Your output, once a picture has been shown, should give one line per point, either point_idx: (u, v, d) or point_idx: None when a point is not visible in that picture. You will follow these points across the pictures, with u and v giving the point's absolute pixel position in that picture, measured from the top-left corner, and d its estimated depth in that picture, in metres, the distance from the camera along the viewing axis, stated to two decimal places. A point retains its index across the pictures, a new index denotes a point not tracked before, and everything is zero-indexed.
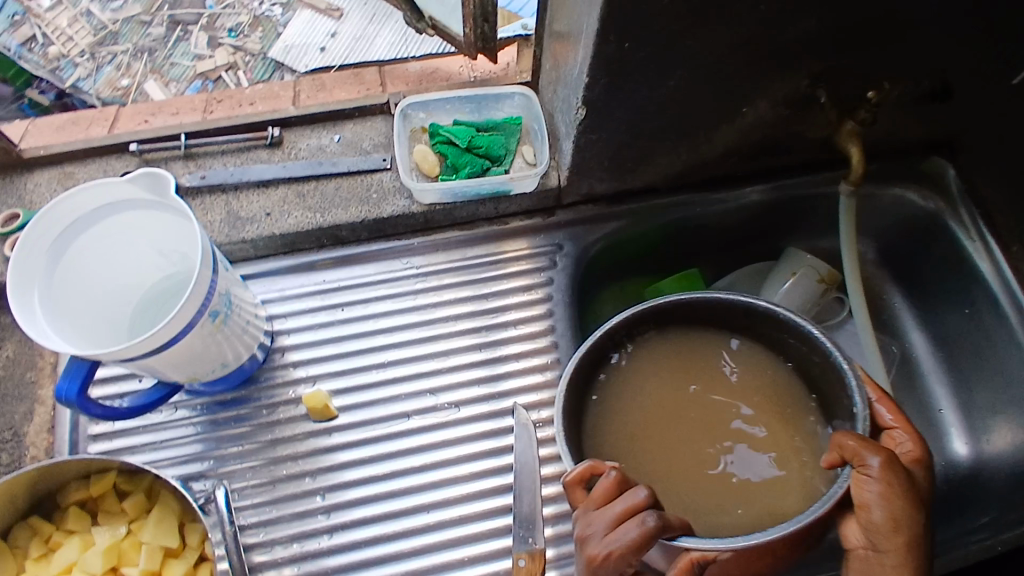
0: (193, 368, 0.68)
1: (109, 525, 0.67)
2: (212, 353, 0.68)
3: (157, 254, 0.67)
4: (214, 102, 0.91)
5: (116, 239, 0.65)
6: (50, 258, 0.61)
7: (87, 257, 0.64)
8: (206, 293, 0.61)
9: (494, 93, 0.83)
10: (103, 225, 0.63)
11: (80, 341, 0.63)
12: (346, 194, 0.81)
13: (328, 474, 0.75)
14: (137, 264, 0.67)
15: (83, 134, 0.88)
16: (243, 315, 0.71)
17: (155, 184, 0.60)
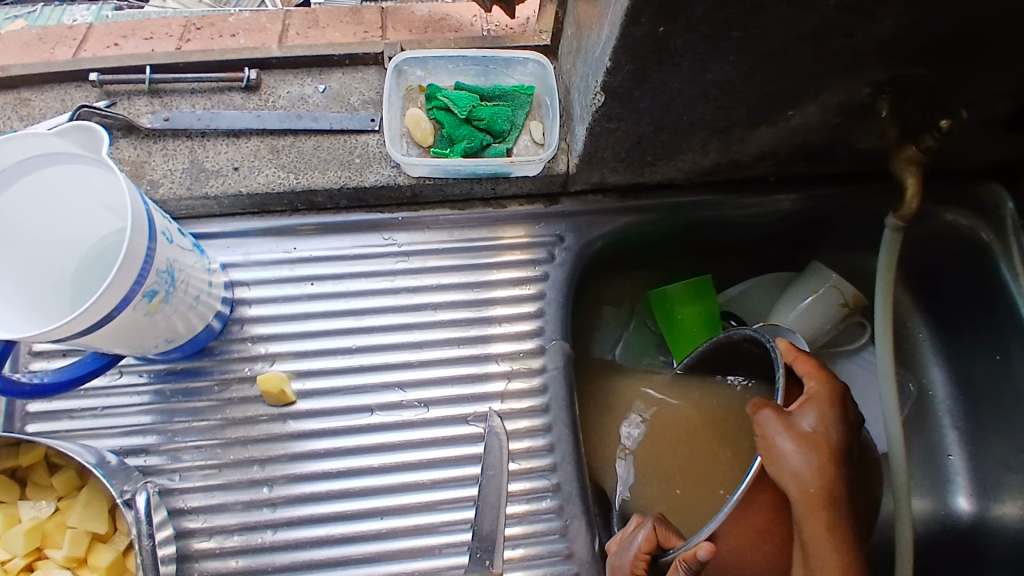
0: (136, 345, 0.61)
1: (36, 500, 0.62)
2: (158, 329, 0.61)
3: (99, 211, 0.60)
4: (192, 29, 0.80)
5: (47, 196, 0.57)
6: None
7: (15, 216, 0.57)
8: (142, 270, 0.53)
9: (504, 56, 0.72)
10: (30, 180, 0.56)
11: (10, 310, 0.56)
12: (326, 155, 0.72)
13: (279, 464, 0.69)
14: (75, 224, 0.60)
15: (47, 56, 0.79)
16: (193, 288, 0.63)
17: (90, 141, 0.53)
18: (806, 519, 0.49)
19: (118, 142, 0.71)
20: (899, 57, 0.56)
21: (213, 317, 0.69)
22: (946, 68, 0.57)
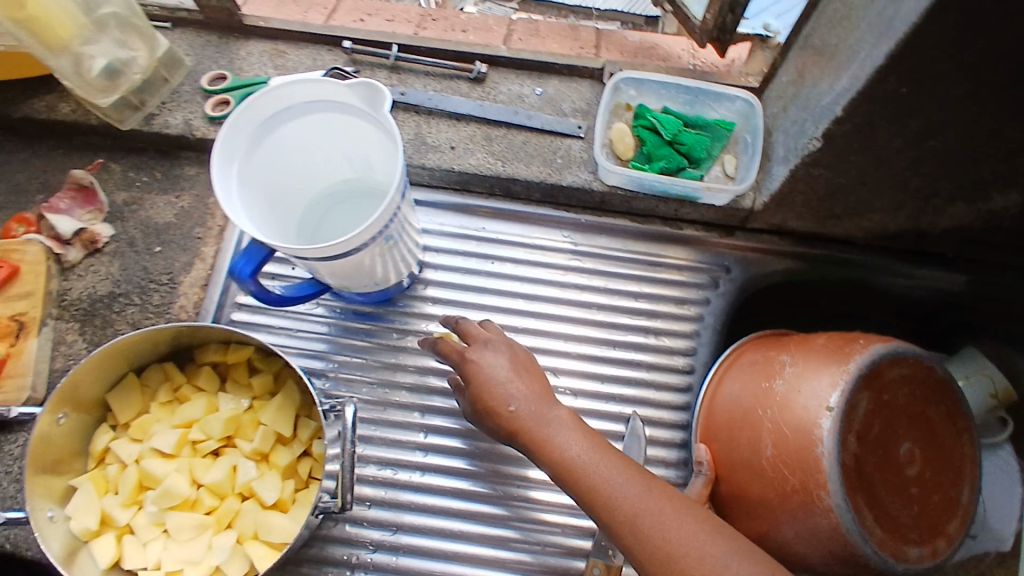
0: (348, 279, 0.70)
1: (234, 395, 0.71)
2: (368, 271, 0.69)
3: (344, 159, 0.68)
4: (428, 20, 0.89)
5: (307, 138, 0.65)
6: (251, 143, 0.61)
7: (279, 150, 0.64)
8: (391, 218, 0.62)
9: (716, 91, 0.77)
10: (301, 123, 0.63)
11: (263, 223, 0.64)
12: (532, 150, 0.79)
13: (436, 416, 0.76)
14: (321, 166, 0.68)
15: (301, 17, 0.88)
16: (405, 244, 0.71)
17: (370, 96, 0.59)
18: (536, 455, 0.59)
19: None
20: None
21: (406, 273, 0.77)
22: None
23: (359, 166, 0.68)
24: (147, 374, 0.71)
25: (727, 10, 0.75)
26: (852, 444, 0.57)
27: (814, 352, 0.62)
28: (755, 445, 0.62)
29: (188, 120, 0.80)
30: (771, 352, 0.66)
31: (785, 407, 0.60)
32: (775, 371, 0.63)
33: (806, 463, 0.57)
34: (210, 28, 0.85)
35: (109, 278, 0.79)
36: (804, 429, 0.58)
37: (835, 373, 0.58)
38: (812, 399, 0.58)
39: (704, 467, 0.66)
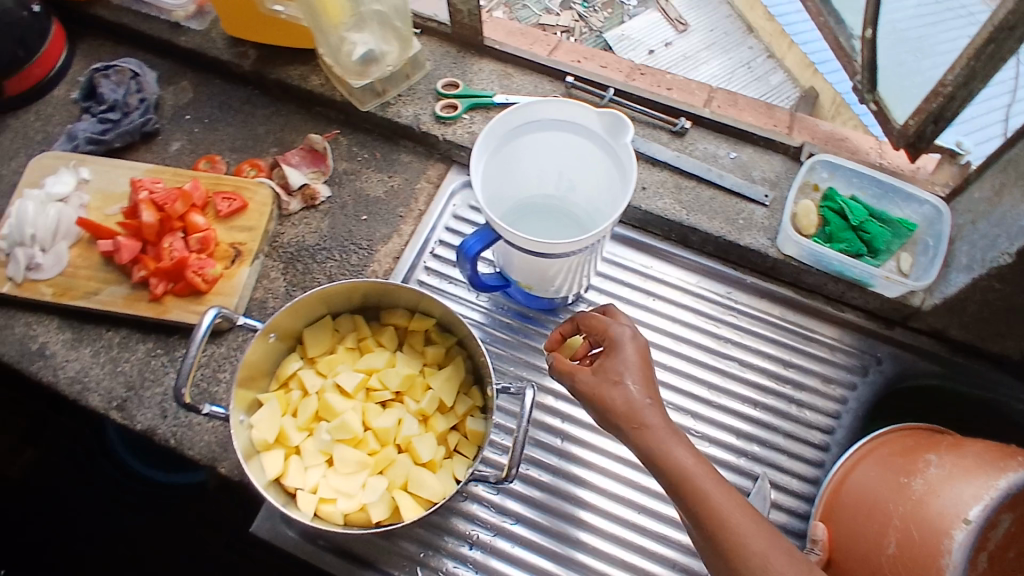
0: (532, 279, 0.77)
1: (409, 357, 0.79)
2: (552, 278, 0.76)
3: (555, 176, 0.75)
4: (637, 73, 0.97)
5: (534, 151, 0.73)
6: (496, 145, 0.69)
7: (510, 157, 0.72)
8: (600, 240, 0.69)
9: (908, 191, 0.81)
10: (537, 137, 0.71)
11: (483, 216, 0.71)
12: (717, 207, 0.85)
13: (575, 426, 0.82)
14: (534, 179, 0.76)
15: (528, 47, 0.97)
16: (591, 264, 0.78)
17: (614, 127, 0.66)
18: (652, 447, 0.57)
19: None
20: None
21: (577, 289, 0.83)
22: None
23: (565, 185, 0.76)
24: (340, 319, 0.80)
25: (931, 121, 0.79)
26: (982, 563, 0.56)
27: (965, 456, 0.62)
28: (880, 538, 0.63)
29: (418, 115, 0.91)
30: (918, 446, 0.66)
31: (923, 506, 0.60)
32: (917, 469, 0.64)
33: (929, 568, 0.57)
34: (450, 41, 0.97)
35: (318, 231, 0.89)
36: (935, 533, 0.58)
37: (983, 485, 0.58)
38: (951, 507, 0.59)
39: (818, 545, 0.67)
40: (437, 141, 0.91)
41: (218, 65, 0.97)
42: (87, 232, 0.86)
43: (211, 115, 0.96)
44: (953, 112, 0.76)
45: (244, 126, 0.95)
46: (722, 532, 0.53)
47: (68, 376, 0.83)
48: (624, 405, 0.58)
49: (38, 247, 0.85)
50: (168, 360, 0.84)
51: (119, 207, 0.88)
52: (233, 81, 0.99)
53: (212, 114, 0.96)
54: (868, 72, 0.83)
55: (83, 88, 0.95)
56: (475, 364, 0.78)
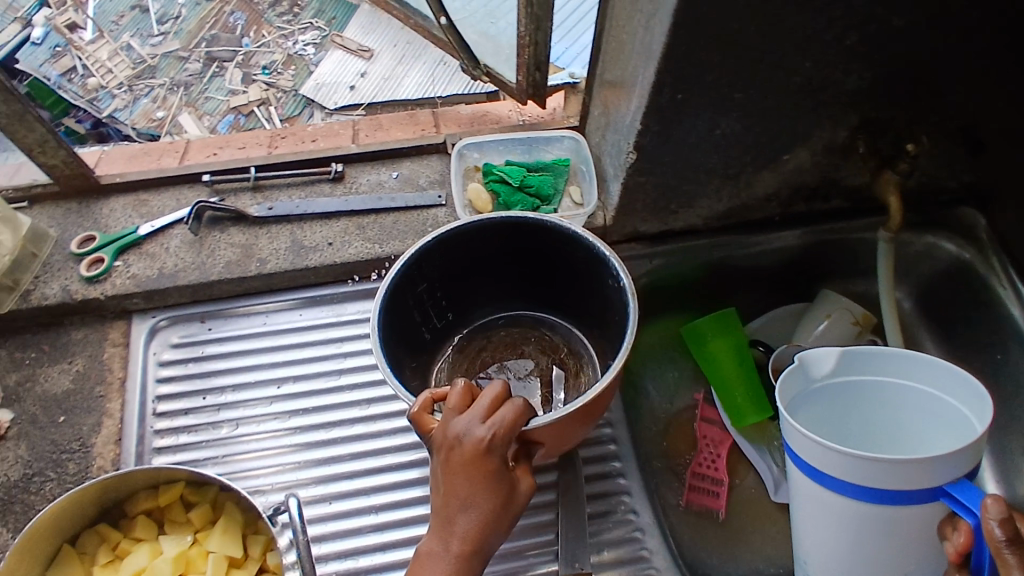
0: (853, 474, 0.55)
1: (177, 534, 0.71)
2: (863, 472, 0.54)
3: (921, 412, 0.63)
4: (278, 138, 0.96)
5: (917, 390, 0.63)
6: (894, 370, 0.63)
7: (896, 372, 0.63)
8: (902, 394, 0.64)
9: (544, 135, 0.88)
10: (909, 374, 0.63)
11: (800, 445, 0.58)
12: (403, 227, 0.86)
13: (381, 493, 0.76)
14: (923, 401, 0.63)
15: (156, 163, 0.92)
16: (806, 415, 0.65)
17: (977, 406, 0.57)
18: None
19: (230, 229, 0.86)
20: (866, 102, 0.72)
21: (796, 416, 0.64)
22: (904, 111, 0.74)
23: (953, 428, 0.61)
24: (84, 541, 0.71)
25: (534, 68, 0.87)
26: None
27: None
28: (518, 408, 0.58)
29: (66, 286, 0.82)
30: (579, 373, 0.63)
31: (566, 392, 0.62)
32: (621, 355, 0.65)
33: None
34: (67, 196, 0.88)
35: (18, 461, 0.78)
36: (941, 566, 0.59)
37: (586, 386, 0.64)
38: None
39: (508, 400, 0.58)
40: (100, 303, 0.82)
41: None
42: None
43: None
44: (543, 56, 0.85)
45: None
46: None
47: None
48: None
49: None
50: None
51: None
52: None
53: None
54: (464, 50, 0.89)
55: None
56: (241, 504, 0.71)
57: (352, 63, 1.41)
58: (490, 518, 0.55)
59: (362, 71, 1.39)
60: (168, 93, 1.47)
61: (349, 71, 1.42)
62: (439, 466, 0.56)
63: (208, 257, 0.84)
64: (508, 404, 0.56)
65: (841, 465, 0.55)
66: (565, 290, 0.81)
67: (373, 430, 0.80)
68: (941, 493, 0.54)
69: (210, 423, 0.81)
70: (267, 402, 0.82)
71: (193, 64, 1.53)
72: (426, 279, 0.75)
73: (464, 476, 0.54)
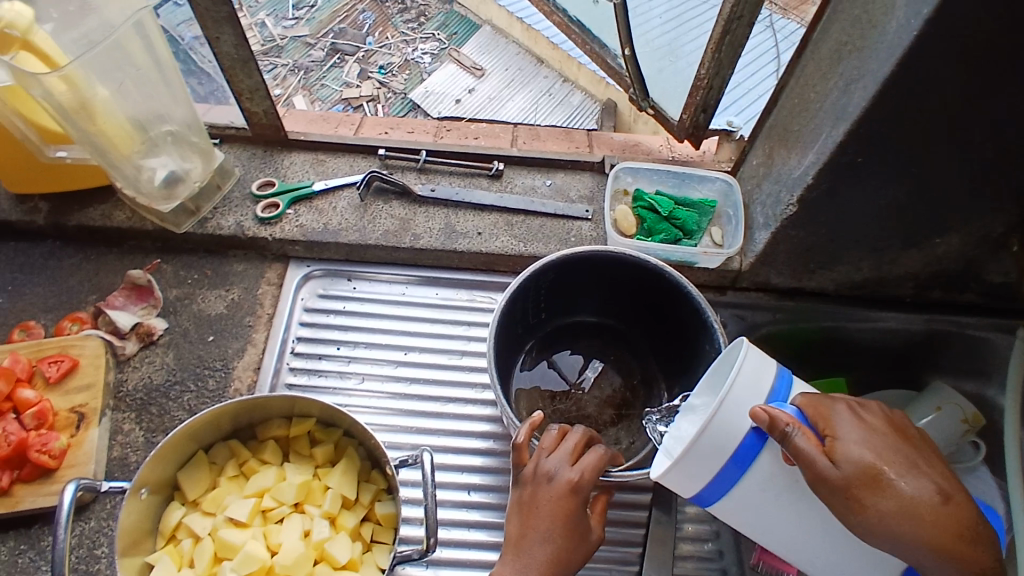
0: (709, 467, 0.56)
1: (299, 465, 0.75)
2: (706, 458, 0.55)
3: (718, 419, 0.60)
4: (443, 130, 1.03)
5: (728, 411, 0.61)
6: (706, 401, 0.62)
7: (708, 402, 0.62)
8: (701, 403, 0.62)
9: (699, 174, 0.92)
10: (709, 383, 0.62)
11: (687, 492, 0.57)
12: (548, 232, 0.91)
13: (482, 474, 0.80)
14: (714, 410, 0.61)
15: (333, 131, 1.00)
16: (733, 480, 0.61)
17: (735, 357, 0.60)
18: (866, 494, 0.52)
19: (394, 203, 0.93)
20: None
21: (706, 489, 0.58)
22: None
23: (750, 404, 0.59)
24: (214, 451, 0.75)
25: (700, 110, 0.91)
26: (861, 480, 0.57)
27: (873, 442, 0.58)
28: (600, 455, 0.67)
29: (240, 221, 0.90)
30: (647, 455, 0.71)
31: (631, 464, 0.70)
32: None
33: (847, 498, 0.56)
34: (254, 143, 0.97)
35: (163, 367, 0.84)
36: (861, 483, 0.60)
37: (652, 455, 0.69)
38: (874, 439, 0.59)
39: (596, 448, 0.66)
40: (266, 243, 0.90)
41: (9, 227, 0.92)
42: None
43: (13, 280, 0.90)
44: (714, 100, 0.89)
45: (54, 283, 0.89)
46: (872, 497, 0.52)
47: None
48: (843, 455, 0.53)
49: None
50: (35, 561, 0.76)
51: None
52: (26, 240, 0.93)
53: (14, 279, 0.90)
54: (638, 81, 0.95)
55: None
56: (368, 449, 0.75)
57: (463, 78, 1.50)
58: (567, 550, 0.62)
59: (470, 87, 1.50)
60: (288, 74, 1.37)
61: (457, 85, 1.49)
62: (523, 498, 0.64)
63: (369, 223, 0.91)
64: (593, 451, 0.65)
65: (689, 466, 0.56)
66: (669, 342, 0.83)
67: (484, 414, 0.84)
68: (760, 434, 0.55)
69: (338, 372, 0.86)
70: (391, 366, 0.87)
71: (318, 53, 1.43)
72: (541, 287, 0.80)
73: (550, 510, 0.62)
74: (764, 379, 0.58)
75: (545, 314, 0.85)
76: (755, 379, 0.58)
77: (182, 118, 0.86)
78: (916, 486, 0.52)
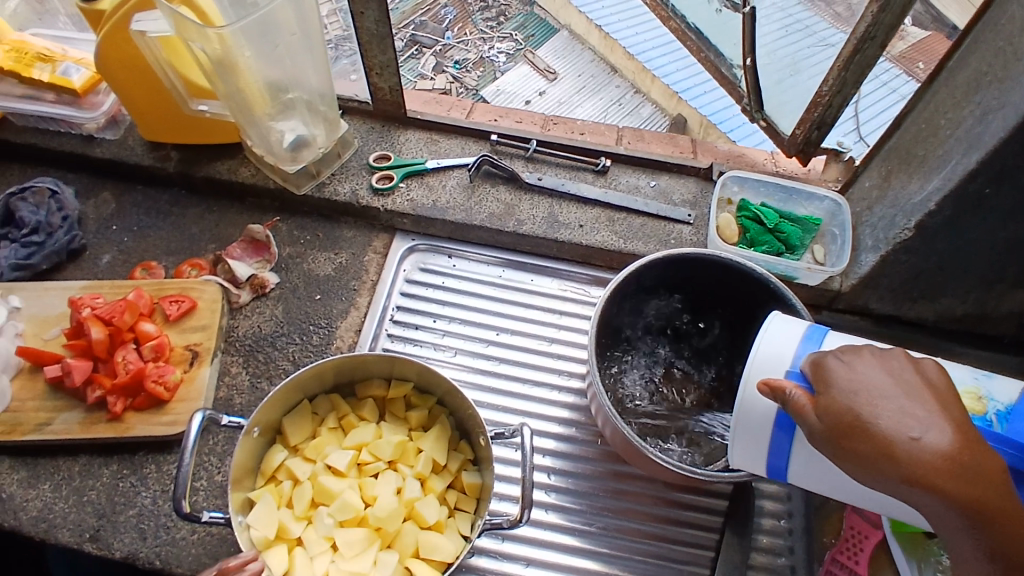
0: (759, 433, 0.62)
1: (394, 425, 0.78)
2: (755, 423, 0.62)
3: None
4: (550, 123, 1.06)
5: None
6: None
7: None
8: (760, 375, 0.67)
9: (808, 191, 0.92)
10: None
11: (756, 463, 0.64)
12: (649, 231, 0.92)
13: (561, 458, 0.83)
14: None
15: (447, 113, 1.04)
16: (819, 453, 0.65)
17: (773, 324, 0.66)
18: (850, 447, 0.52)
19: (500, 187, 0.96)
20: None
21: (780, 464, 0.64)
22: None
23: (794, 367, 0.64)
24: (317, 402, 0.79)
25: (815, 127, 0.91)
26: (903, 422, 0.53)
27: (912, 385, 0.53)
28: None
29: (355, 190, 0.95)
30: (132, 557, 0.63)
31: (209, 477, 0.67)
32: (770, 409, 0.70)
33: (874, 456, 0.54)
34: (373, 118, 1.01)
35: (273, 318, 0.89)
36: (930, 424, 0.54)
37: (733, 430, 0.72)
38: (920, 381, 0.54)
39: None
40: (377, 213, 0.94)
41: (140, 172, 0.98)
42: (30, 362, 0.82)
43: (141, 222, 0.96)
44: (831, 119, 0.89)
45: (177, 228, 0.95)
46: (860, 447, 0.51)
47: (30, 516, 0.77)
48: (828, 407, 0.53)
49: None
50: (138, 479, 0.79)
51: (58, 328, 0.85)
52: (156, 186, 0.99)
53: (141, 221, 0.96)
54: (754, 93, 0.95)
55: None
56: (460, 418, 0.78)
57: (534, 79, 1.22)
58: None
59: (541, 90, 1.22)
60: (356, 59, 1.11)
61: (527, 86, 1.22)
62: None
63: (476, 204, 0.94)
64: None
65: (742, 434, 0.63)
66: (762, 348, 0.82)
67: (569, 400, 0.86)
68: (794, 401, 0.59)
69: (432, 342, 0.89)
70: (482, 343, 0.89)
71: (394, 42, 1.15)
72: (639, 282, 0.81)
73: None
74: (791, 336, 0.63)
75: (636, 313, 0.84)
76: (785, 335, 0.63)
77: (315, 88, 0.90)
78: (896, 424, 0.50)
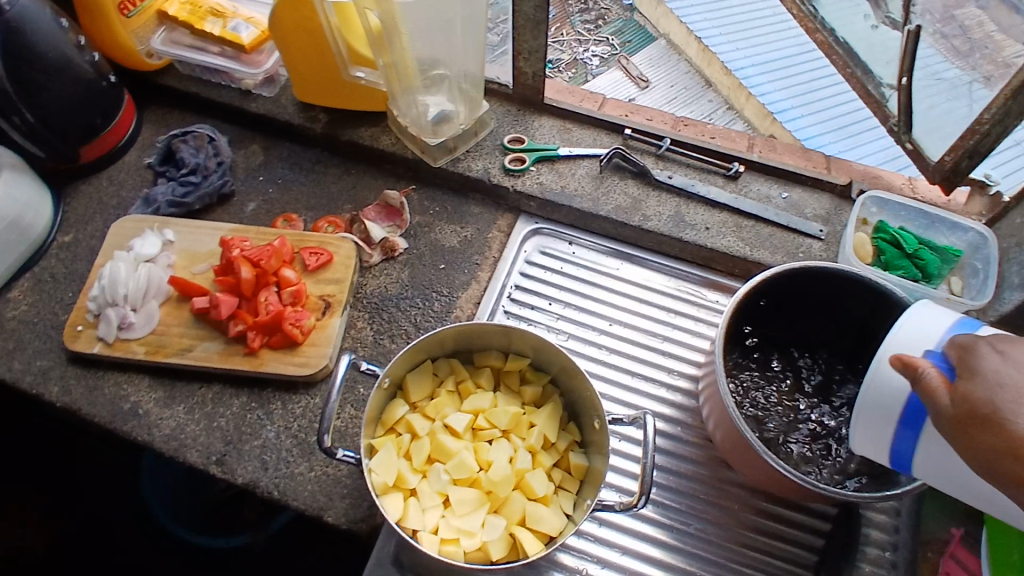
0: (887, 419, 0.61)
1: (508, 397, 0.81)
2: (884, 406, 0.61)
3: None
4: (682, 124, 1.06)
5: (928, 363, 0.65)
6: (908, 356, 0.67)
7: None
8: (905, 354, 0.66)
9: (952, 220, 0.89)
10: None
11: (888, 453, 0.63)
12: (776, 242, 0.91)
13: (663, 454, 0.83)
14: None
15: (579, 103, 1.05)
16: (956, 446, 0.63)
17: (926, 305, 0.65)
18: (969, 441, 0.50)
19: (629, 181, 0.97)
20: None
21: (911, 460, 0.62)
22: None
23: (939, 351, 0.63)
24: (437, 364, 0.82)
25: (967, 155, 0.88)
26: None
27: None
28: None
29: (488, 168, 0.98)
30: None
31: None
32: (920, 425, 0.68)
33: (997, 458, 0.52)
34: (511, 101, 1.04)
35: (399, 281, 0.93)
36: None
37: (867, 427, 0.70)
38: None
39: None
40: (507, 192, 0.97)
41: (289, 129, 1.04)
42: (177, 291, 0.89)
43: (285, 175, 1.02)
44: (987, 148, 0.86)
45: (318, 186, 1.00)
46: (986, 442, 0.49)
47: (164, 433, 0.83)
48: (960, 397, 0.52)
49: (129, 307, 0.87)
50: (263, 414, 0.84)
51: (205, 264, 0.91)
52: (301, 143, 1.05)
53: (285, 175, 1.02)
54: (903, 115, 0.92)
55: (163, 153, 1.01)
56: (573, 400, 0.80)
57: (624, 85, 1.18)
58: None
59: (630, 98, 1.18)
60: None
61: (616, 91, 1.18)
62: None
63: (604, 195, 0.95)
64: None
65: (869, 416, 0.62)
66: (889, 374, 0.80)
67: (677, 398, 0.86)
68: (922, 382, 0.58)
69: (547, 323, 0.90)
70: (595, 331, 0.90)
71: None
72: (762, 294, 0.80)
73: None
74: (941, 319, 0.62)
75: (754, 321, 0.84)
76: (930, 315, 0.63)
77: (466, 68, 0.93)
78: None
